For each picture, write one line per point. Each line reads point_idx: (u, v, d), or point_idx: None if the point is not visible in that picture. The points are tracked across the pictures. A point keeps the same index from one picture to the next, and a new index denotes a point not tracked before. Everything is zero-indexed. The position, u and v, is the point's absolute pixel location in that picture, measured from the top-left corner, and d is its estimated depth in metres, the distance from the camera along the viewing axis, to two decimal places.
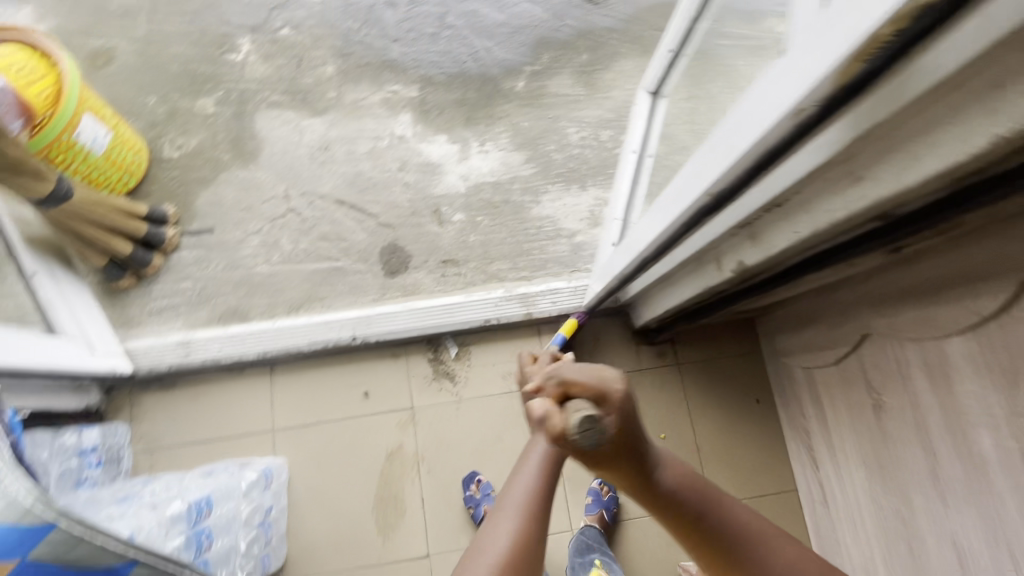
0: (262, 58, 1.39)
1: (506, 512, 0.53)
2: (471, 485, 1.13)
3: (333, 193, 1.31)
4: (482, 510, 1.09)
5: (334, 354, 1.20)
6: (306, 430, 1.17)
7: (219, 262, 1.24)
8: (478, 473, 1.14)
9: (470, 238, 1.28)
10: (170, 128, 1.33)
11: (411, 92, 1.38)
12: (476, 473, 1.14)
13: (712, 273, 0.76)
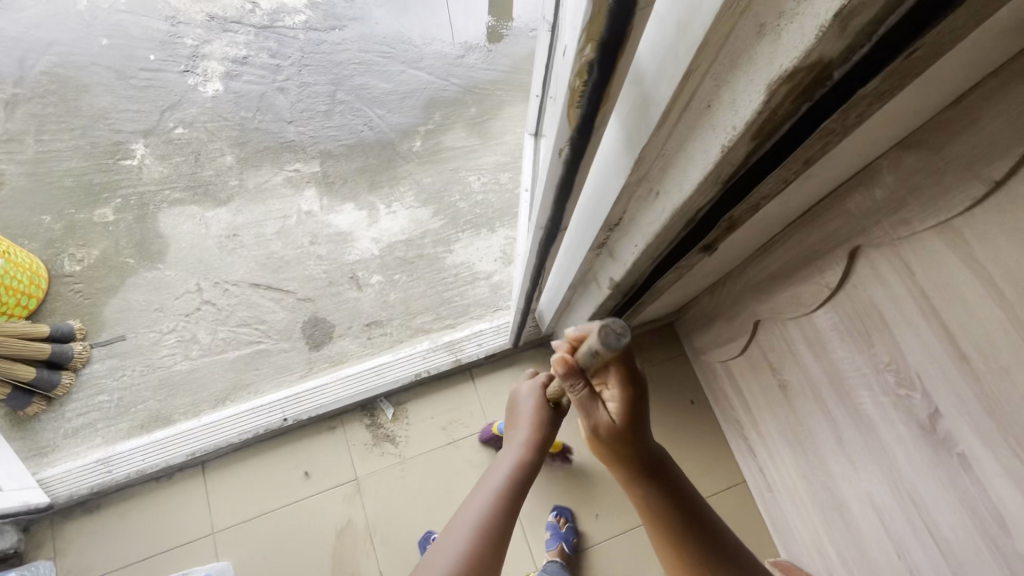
0: (158, 159, 1.41)
1: (489, 486, 0.60)
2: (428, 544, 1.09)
3: (246, 278, 1.31)
4: None
5: (267, 440, 1.17)
6: (249, 525, 1.12)
7: (135, 368, 1.21)
8: (434, 531, 1.11)
9: (390, 297, 1.30)
10: (69, 242, 1.31)
11: (312, 168, 1.42)
12: (432, 530, 1.11)
13: (596, 291, 0.80)
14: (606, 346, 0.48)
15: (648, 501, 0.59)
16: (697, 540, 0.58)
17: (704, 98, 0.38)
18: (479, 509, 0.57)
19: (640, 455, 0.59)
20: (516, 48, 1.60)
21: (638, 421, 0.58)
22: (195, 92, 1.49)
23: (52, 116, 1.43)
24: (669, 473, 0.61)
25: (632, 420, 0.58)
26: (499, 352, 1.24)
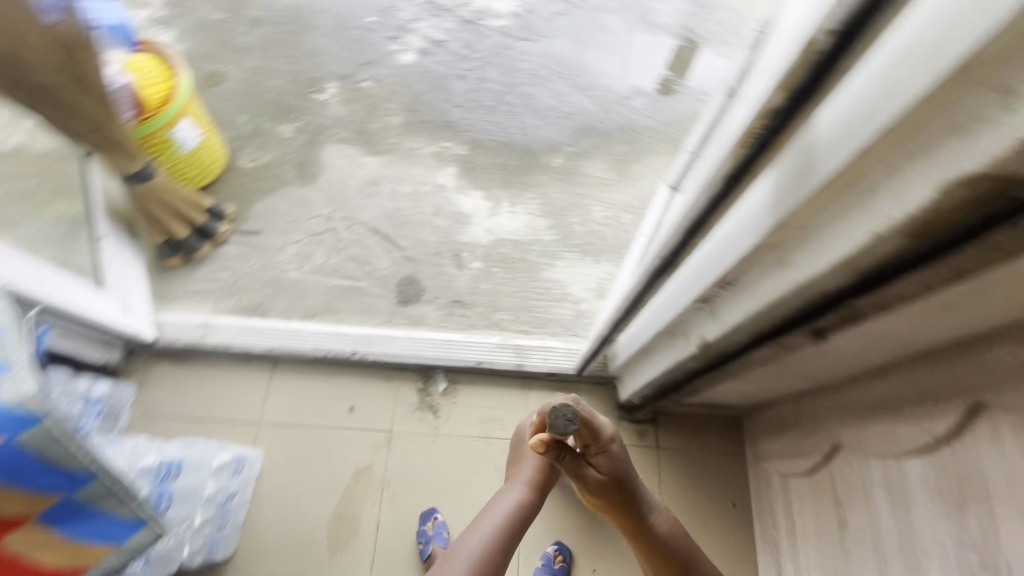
0: (342, 101, 1.61)
1: (498, 506, 0.88)
2: (427, 521, 1.13)
3: (370, 223, 1.44)
4: (430, 548, 1.09)
5: (332, 364, 1.28)
6: (288, 431, 1.22)
7: (256, 261, 1.38)
8: (436, 511, 1.15)
9: (481, 285, 1.36)
10: (250, 143, 1.53)
11: (459, 150, 1.54)
12: (435, 510, 1.15)
13: (681, 344, 0.80)
14: (557, 425, 0.73)
15: (640, 541, 0.85)
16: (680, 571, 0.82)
17: (869, 182, 0.38)
18: (491, 522, 0.84)
19: (631, 503, 0.84)
20: (682, 106, 1.64)
21: (616, 473, 0.84)
22: (392, 57, 1.68)
23: (279, 41, 1.70)
24: (657, 517, 0.85)
25: (612, 469, 0.83)
26: (560, 373, 1.25)
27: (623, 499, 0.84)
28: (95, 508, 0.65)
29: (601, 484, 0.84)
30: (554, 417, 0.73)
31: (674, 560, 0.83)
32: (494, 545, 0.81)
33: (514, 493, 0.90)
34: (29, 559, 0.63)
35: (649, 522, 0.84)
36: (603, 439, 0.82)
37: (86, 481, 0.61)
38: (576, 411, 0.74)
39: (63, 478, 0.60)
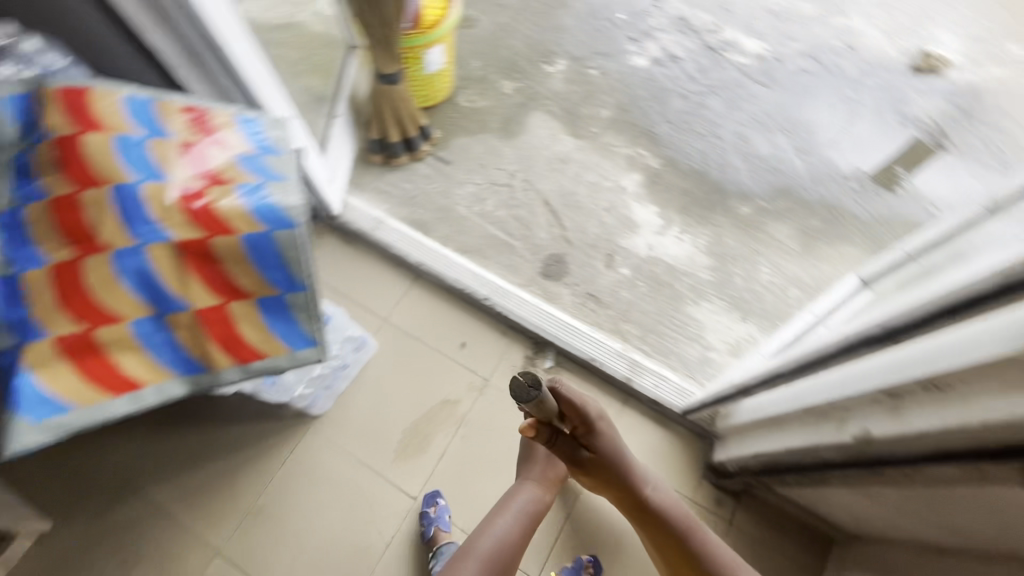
0: (565, 79, 1.68)
1: (513, 504, 0.99)
2: (430, 504, 1.16)
3: (545, 194, 1.50)
4: (432, 530, 1.12)
5: (462, 300, 1.35)
6: (403, 338, 1.32)
7: (437, 186, 1.50)
8: (440, 495, 1.17)
9: (622, 292, 1.36)
10: (474, 86, 1.66)
11: (653, 162, 1.55)
12: (438, 494, 1.18)
13: (830, 428, 0.76)
14: (520, 391, 0.70)
15: (641, 520, 0.95)
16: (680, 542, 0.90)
17: None
18: (510, 520, 0.96)
19: (627, 483, 0.94)
20: (900, 206, 1.50)
21: (609, 452, 0.93)
22: (626, 56, 1.73)
23: (532, 7, 1.80)
24: (651, 494, 0.94)
25: (603, 448, 0.93)
26: (663, 406, 1.22)
27: (618, 477, 0.94)
28: (293, 315, 0.70)
29: (592, 462, 0.93)
30: (517, 385, 0.70)
31: (671, 534, 0.91)
32: (511, 539, 0.93)
33: (527, 491, 1.02)
34: (236, 332, 0.67)
35: (645, 497, 0.94)
36: (589, 419, 0.92)
37: (300, 287, 0.69)
38: (535, 375, 0.70)
39: (287, 275, 0.67)
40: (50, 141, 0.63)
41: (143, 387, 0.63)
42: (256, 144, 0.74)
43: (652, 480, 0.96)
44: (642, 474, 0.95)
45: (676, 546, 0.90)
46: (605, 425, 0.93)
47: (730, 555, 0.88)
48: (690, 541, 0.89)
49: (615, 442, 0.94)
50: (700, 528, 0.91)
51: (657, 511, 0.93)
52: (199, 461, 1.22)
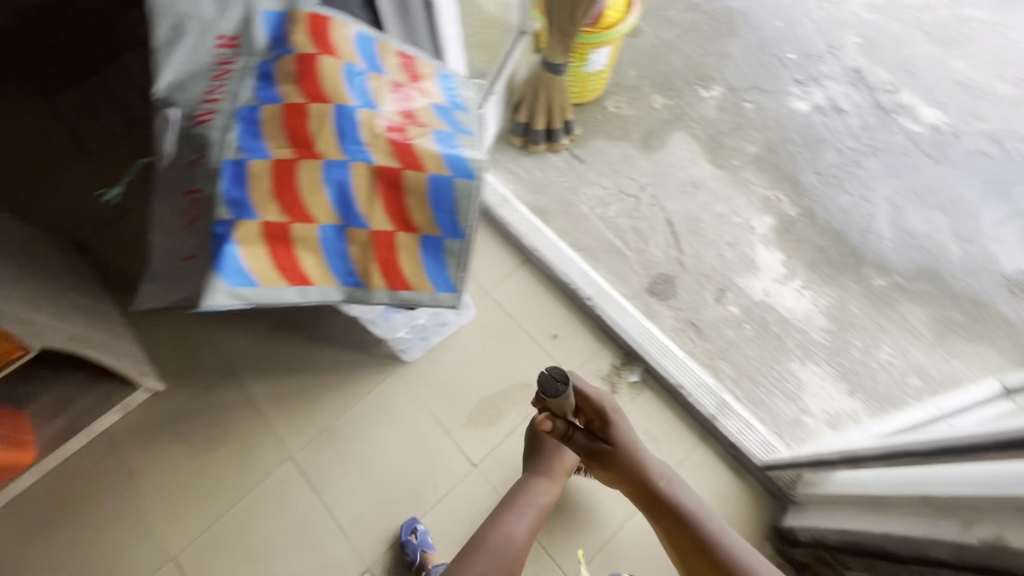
0: (717, 106, 1.65)
1: (522, 499, 1.00)
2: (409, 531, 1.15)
3: (670, 213, 1.48)
4: (420, 554, 1.11)
5: (565, 293, 1.36)
6: (500, 313, 1.35)
7: (566, 181, 1.53)
8: (417, 523, 1.17)
9: (726, 330, 1.33)
10: (624, 94, 1.67)
11: (789, 210, 1.49)
12: (416, 521, 1.17)
13: (950, 527, 0.71)
14: (550, 382, 0.79)
15: (654, 514, 0.94)
16: (696, 535, 0.88)
17: None
18: (523, 517, 0.97)
19: (640, 477, 0.93)
20: None
21: (621, 442, 0.94)
22: (786, 97, 1.67)
23: (701, 29, 1.78)
24: (665, 485, 0.93)
25: (618, 439, 0.94)
26: (743, 455, 1.17)
27: (632, 470, 0.93)
28: (445, 258, 0.74)
29: (606, 455, 0.94)
30: (548, 377, 0.79)
31: (688, 529, 0.89)
32: (521, 531, 0.94)
33: (536, 484, 1.03)
34: (394, 260, 0.72)
35: (659, 488, 0.93)
36: (603, 411, 0.94)
37: (458, 234, 0.72)
38: (563, 370, 0.79)
39: (451, 221, 0.71)
40: (294, 57, 0.72)
41: (311, 284, 0.70)
42: (450, 99, 0.80)
43: (665, 471, 0.95)
44: (655, 467, 0.94)
45: (693, 539, 0.88)
46: (618, 418, 0.95)
47: (751, 556, 0.84)
48: (707, 537, 0.87)
49: (629, 435, 0.95)
50: (717, 524, 0.89)
51: (670, 503, 0.92)
52: (295, 372, 1.33)
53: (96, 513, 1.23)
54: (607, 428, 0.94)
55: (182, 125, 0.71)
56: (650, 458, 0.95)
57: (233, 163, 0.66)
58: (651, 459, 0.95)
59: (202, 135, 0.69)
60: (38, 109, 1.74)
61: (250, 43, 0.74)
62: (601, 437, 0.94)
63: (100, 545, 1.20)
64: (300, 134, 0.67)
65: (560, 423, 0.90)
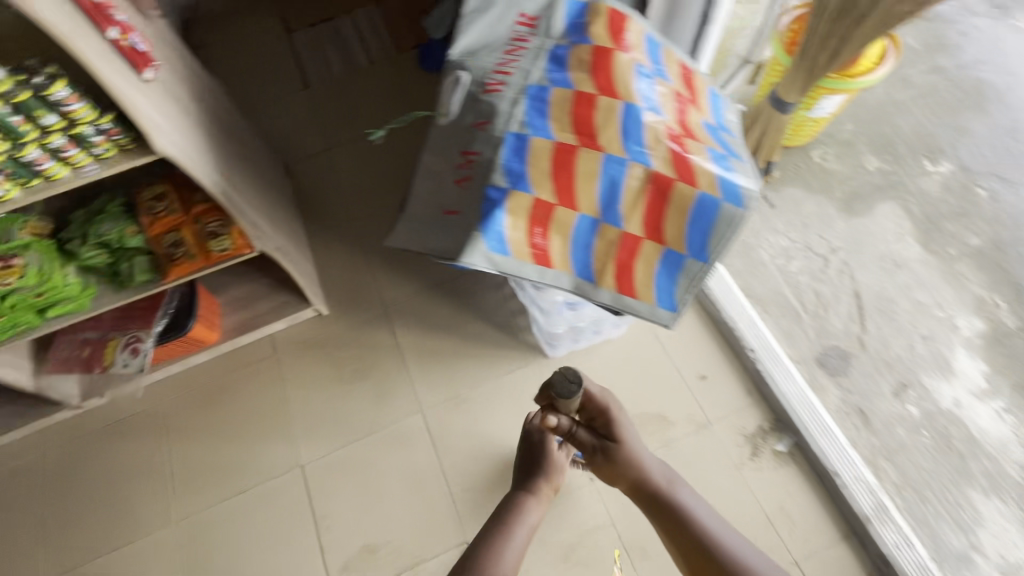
0: (943, 185, 1.48)
1: (517, 514, 0.87)
2: None
3: (860, 284, 1.36)
4: None
5: (725, 337, 1.30)
6: (651, 336, 1.32)
7: (751, 223, 1.45)
8: None
9: (898, 429, 1.19)
10: (837, 147, 1.54)
11: (1006, 320, 1.30)
12: None
13: None
14: (561, 383, 0.79)
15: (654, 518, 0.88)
16: (698, 536, 0.82)
17: None
18: (518, 531, 0.84)
19: (639, 478, 0.88)
20: None
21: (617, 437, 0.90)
22: None
23: (943, 96, 1.60)
24: (667, 486, 0.88)
25: (623, 437, 0.90)
26: (892, 570, 1.05)
27: (631, 470, 0.88)
28: (677, 277, 0.72)
29: (608, 451, 0.89)
30: (561, 377, 0.79)
31: (691, 533, 0.83)
32: (515, 548, 0.82)
33: (530, 498, 0.90)
34: (630, 265, 0.71)
35: (660, 489, 0.87)
36: (606, 408, 0.91)
37: (702, 257, 0.70)
38: (577, 372, 0.80)
39: (701, 243, 0.69)
40: (592, 47, 0.73)
41: (551, 267, 0.71)
42: (717, 121, 0.78)
43: (663, 468, 0.90)
44: (655, 467, 0.89)
45: (698, 539, 0.82)
46: (623, 418, 0.91)
47: (752, 555, 0.80)
48: (709, 537, 0.82)
49: (631, 435, 0.91)
50: (716, 520, 0.84)
51: (673, 506, 0.86)
52: (442, 333, 1.39)
53: (250, 403, 1.34)
54: (607, 423, 0.91)
55: (470, 88, 0.75)
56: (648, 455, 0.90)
57: (516, 136, 0.69)
58: (651, 458, 0.90)
59: (490, 102, 0.72)
60: (278, 40, 1.96)
61: (548, 26, 0.77)
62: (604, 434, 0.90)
63: (247, 433, 1.31)
64: (585, 123, 0.68)
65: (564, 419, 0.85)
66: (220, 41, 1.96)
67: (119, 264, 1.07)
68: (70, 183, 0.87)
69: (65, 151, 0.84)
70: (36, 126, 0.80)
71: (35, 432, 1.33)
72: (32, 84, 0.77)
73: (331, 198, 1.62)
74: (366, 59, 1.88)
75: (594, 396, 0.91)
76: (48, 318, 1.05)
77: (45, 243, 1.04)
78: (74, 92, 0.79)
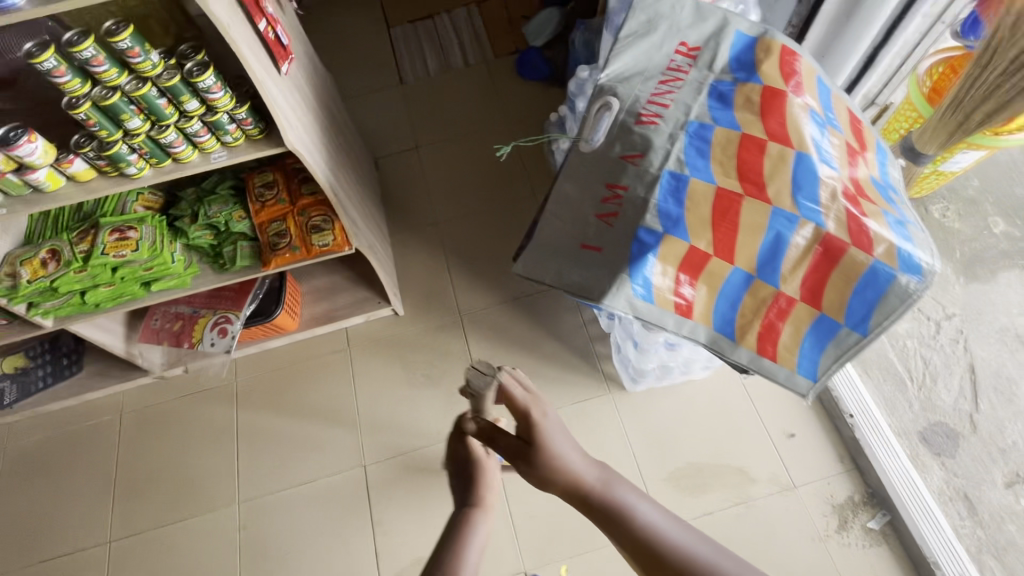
0: None
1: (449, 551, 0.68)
2: None
3: (976, 358, 1.24)
4: None
5: (819, 396, 1.22)
6: (737, 384, 1.25)
7: None
8: None
9: (1009, 525, 1.09)
10: (959, 204, 1.42)
11: None
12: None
13: None
14: (474, 378, 0.73)
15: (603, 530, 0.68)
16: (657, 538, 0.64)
17: None
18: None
19: (573, 483, 0.68)
20: None
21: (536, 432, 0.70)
22: None
23: None
24: (603, 490, 0.68)
25: (544, 437, 0.69)
26: None
27: (563, 472, 0.68)
28: (826, 345, 0.66)
29: (526, 454, 0.69)
30: (472, 371, 0.73)
31: (646, 540, 0.65)
32: None
33: (465, 522, 0.71)
34: (777, 327, 0.65)
35: (601, 493, 0.68)
36: (521, 404, 0.72)
37: (861, 329, 0.63)
38: (494, 365, 0.74)
39: (862, 314, 0.63)
40: (761, 87, 0.68)
41: (689, 318, 0.66)
42: (883, 178, 0.72)
43: (597, 464, 0.70)
44: (586, 466, 0.69)
45: (646, 552, 0.64)
46: (541, 409, 0.71)
47: (710, 554, 0.63)
48: (661, 548, 0.64)
49: (552, 429, 0.70)
50: (667, 520, 0.66)
51: (615, 513, 0.67)
52: (516, 349, 1.35)
53: (320, 395, 1.35)
54: (524, 419, 0.71)
55: (621, 117, 0.71)
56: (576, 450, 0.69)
57: (672, 176, 0.64)
58: (579, 454, 0.70)
59: (644, 135, 0.68)
60: (377, 34, 1.97)
61: (709, 59, 0.72)
62: (522, 436, 0.70)
63: (314, 425, 1.32)
64: (752, 169, 0.63)
65: (482, 419, 0.74)
66: (322, 31, 2.00)
67: (221, 247, 1.09)
68: (198, 167, 0.88)
69: (199, 137, 0.85)
70: (177, 110, 0.81)
71: (116, 393, 1.37)
72: (183, 70, 0.78)
73: (416, 197, 1.61)
74: (461, 60, 1.87)
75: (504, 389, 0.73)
76: (150, 293, 1.07)
77: (157, 218, 1.06)
78: (220, 81, 0.80)
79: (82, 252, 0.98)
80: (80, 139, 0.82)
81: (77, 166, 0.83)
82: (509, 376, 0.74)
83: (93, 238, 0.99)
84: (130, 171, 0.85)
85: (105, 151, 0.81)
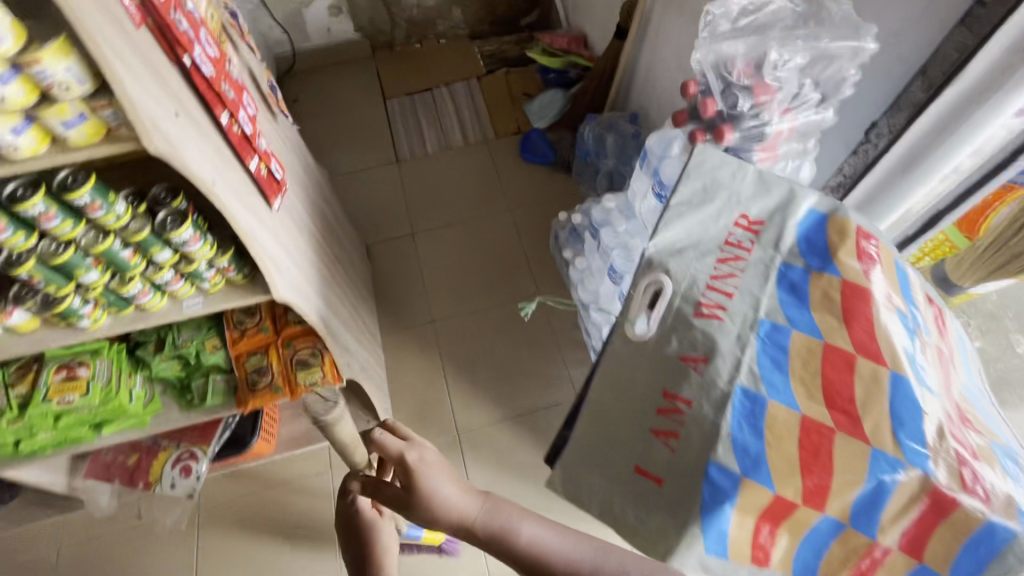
0: None
1: None
2: None
3: None
4: None
5: None
6: None
7: None
8: None
9: None
10: (981, 321, 1.37)
11: None
12: None
13: None
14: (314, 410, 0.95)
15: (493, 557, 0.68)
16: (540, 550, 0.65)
17: None
18: None
19: (456, 514, 0.69)
20: None
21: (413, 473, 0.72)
22: None
23: None
24: (483, 516, 0.68)
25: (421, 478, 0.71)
26: None
27: (443, 506, 0.69)
28: None
29: (409, 497, 0.70)
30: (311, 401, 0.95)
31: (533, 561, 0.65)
32: None
33: None
34: None
35: (480, 518, 0.68)
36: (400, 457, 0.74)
37: None
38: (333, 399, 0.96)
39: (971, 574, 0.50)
40: (841, 282, 0.59)
41: (764, 566, 0.55)
42: (973, 382, 0.63)
43: (472, 492, 0.71)
44: (464, 495, 0.70)
45: (527, 566, 0.65)
46: (419, 454, 0.74)
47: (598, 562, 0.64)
48: (539, 559, 0.65)
49: (432, 468, 0.72)
50: (542, 530, 0.67)
51: (498, 538, 0.67)
52: (520, 478, 1.22)
53: (294, 531, 1.14)
54: (402, 465, 0.73)
55: (676, 304, 0.61)
56: (454, 483, 0.71)
57: (746, 395, 0.54)
58: (454, 489, 0.71)
59: (706, 332, 0.58)
60: (372, 105, 1.88)
61: (775, 237, 0.63)
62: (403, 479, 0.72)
63: None
64: (843, 393, 0.53)
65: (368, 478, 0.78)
66: (315, 99, 1.90)
67: (190, 379, 0.94)
68: (167, 317, 0.75)
69: (170, 285, 0.72)
70: (146, 259, 0.68)
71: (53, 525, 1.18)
72: (154, 219, 0.65)
73: (411, 291, 1.49)
74: (461, 138, 1.78)
75: (378, 442, 0.75)
76: (101, 436, 0.91)
77: (115, 347, 0.90)
78: (199, 232, 0.67)
79: (20, 397, 0.84)
80: (20, 290, 0.67)
81: (16, 319, 0.68)
82: (380, 431, 0.76)
83: (36, 377, 0.85)
84: (83, 324, 0.71)
85: (53, 306, 0.67)
